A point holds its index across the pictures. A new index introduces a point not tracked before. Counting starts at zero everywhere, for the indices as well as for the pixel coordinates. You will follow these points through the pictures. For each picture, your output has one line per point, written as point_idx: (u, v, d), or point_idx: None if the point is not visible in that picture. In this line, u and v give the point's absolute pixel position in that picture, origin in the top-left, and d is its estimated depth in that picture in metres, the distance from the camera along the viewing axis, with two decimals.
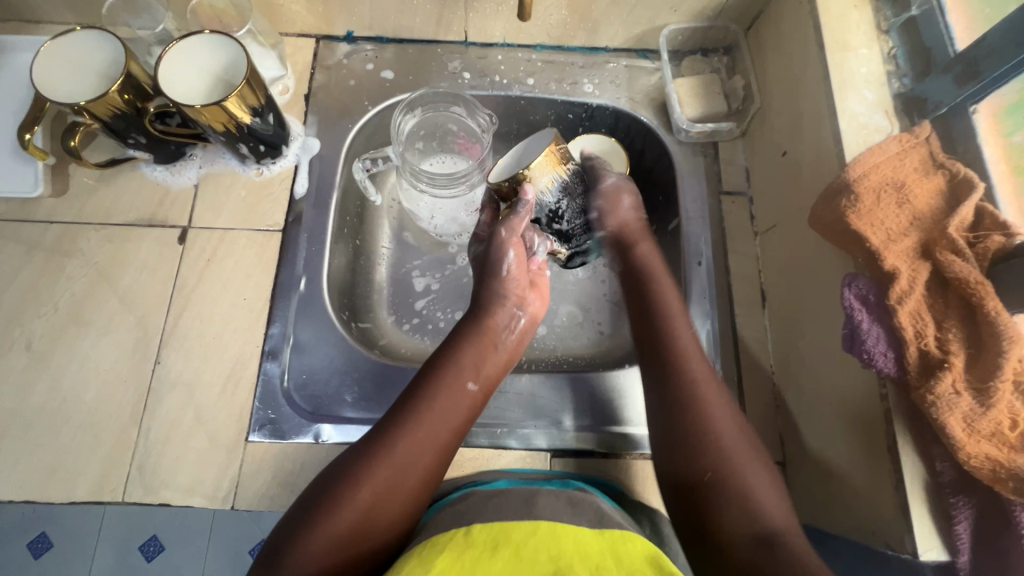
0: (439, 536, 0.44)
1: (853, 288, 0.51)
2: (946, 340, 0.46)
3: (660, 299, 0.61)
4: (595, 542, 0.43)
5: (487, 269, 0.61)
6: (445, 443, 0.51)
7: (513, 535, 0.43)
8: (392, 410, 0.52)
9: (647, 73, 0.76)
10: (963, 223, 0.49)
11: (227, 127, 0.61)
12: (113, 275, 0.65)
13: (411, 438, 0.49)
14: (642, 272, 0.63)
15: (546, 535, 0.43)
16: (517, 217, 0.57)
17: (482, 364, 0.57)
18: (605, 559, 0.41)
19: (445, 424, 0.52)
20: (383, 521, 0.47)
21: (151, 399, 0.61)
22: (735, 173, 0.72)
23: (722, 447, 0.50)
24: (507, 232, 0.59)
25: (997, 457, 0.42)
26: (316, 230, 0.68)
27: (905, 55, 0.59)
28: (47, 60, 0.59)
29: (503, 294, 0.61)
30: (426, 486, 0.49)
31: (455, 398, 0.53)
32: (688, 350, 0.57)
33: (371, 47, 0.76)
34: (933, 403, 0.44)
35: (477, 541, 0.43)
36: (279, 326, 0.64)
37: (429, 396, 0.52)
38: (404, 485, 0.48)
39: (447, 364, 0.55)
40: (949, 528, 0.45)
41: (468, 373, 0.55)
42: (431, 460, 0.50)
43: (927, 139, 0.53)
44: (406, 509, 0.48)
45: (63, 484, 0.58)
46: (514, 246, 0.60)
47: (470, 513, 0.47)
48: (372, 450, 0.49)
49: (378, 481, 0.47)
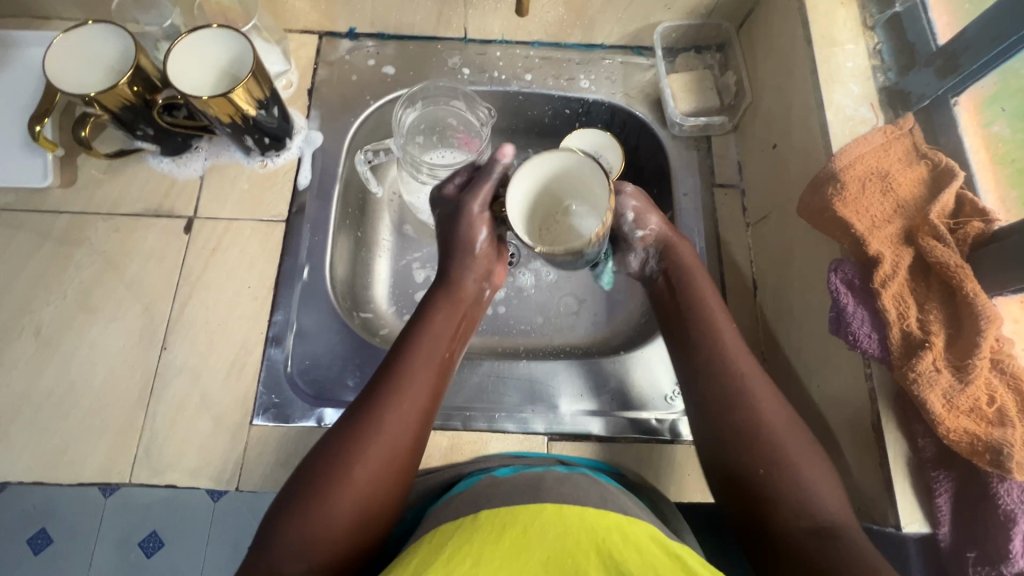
0: (446, 528, 0.43)
1: (839, 272, 0.52)
2: (927, 321, 0.48)
3: (689, 285, 0.58)
4: (601, 519, 0.42)
5: (455, 248, 0.59)
6: (426, 412, 0.53)
7: (518, 514, 0.42)
8: (369, 387, 0.52)
9: (642, 70, 0.78)
10: (945, 210, 0.51)
11: (233, 119, 0.63)
12: (121, 264, 0.67)
13: (397, 414, 0.50)
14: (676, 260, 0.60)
15: (552, 515, 0.42)
16: (484, 180, 0.57)
17: (452, 332, 0.58)
18: (612, 538, 0.40)
19: (423, 393, 0.53)
20: (382, 498, 0.48)
21: (157, 384, 0.62)
22: (728, 166, 0.74)
23: (766, 433, 0.49)
24: (478, 206, 0.58)
25: (974, 431, 0.44)
26: (319, 221, 0.70)
27: (889, 51, 0.61)
28: (58, 53, 0.61)
29: (471, 267, 0.60)
30: (414, 457, 0.51)
31: (431, 367, 0.54)
32: (724, 335, 0.55)
33: (373, 43, 0.78)
34: (914, 380, 0.46)
35: (483, 524, 0.41)
36: (282, 313, 0.66)
37: (407, 369, 0.53)
38: (394, 459, 0.49)
39: (422, 336, 0.56)
40: (931, 501, 0.47)
41: (441, 342, 0.56)
42: (416, 429, 0.51)
43: (911, 131, 0.55)
44: (399, 482, 0.49)
45: (72, 466, 0.59)
46: (485, 225, 0.59)
47: (477, 501, 0.47)
48: (360, 428, 0.49)
49: (371, 458, 0.48)
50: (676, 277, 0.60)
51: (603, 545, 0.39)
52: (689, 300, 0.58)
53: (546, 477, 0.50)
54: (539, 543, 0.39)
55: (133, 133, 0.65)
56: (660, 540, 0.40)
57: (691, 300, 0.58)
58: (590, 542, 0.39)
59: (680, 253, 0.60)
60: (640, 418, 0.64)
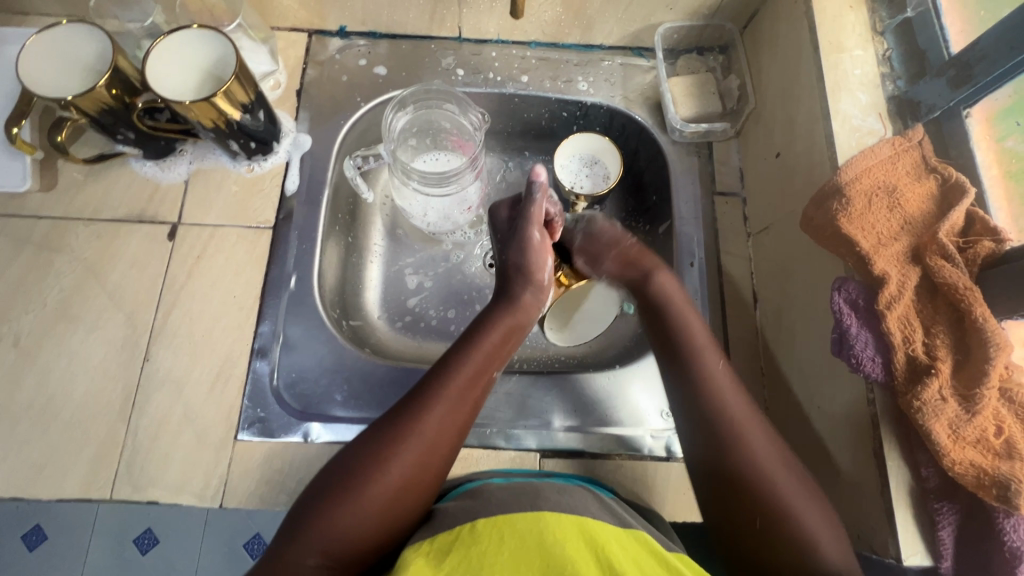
0: (443, 539, 0.41)
1: (843, 292, 0.50)
2: (934, 346, 0.46)
3: (677, 317, 0.56)
4: (600, 529, 0.41)
5: (520, 271, 0.60)
6: (467, 427, 0.51)
7: (516, 522, 0.40)
8: (415, 388, 0.51)
9: (642, 72, 0.76)
10: (954, 228, 0.49)
11: (216, 123, 0.61)
12: (102, 271, 0.65)
13: (441, 423, 0.48)
14: (654, 294, 0.58)
15: (549, 523, 0.40)
16: (533, 203, 0.60)
17: (502, 346, 0.56)
18: (612, 546, 0.39)
19: (470, 405, 0.51)
20: (411, 504, 0.46)
21: (139, 396, 0.61)
22: (729, 174, 0.72)
23: (761, 471, 0.47)
24: (538, 234, 0.60)
25: (981, 465, 0.42)
26: (307, 228, 0.68)
27: (899, 58, 0.58)
28: (33, 54, 0.58)
29: (526, 281, 0.60)
30: (446, 470, 0.49)
31: (479, 380, 0.52)
32: (718, 377, 0.52)
33: (364, 42, 0.75)
34: (919, 409, 0.44)
35: (481, 535, 0.39)
36: (269, 324, 0.64)
37: (454, 377, 0.51)
38: (431, 469, 0.48)
39: (473, 346, 0.54)
40: (933, 533, 0.45)
41: (490, 355, 0.54)
42: (454, 441, 0.50)
43: (920, 143, 0.53)
44: (429, 493, 0.48)
45: (51, 481, 0.58)
46: (547, 253, 0.61)
47: (471, 510, 0.45)
48: (400, 428, 0.48)
49: (409, 463, 0.47)
50: (656, 307, 0.57)
51: (603, 550, 0.38)
52: (679, 338, 0.54)
53: (542, 486, 0.49)
54: (542, 554, 0.37)
55: (114, 137, 0.63)
56: (658, 550, 0.40)
57: (683, 341, 0.54)
58: (589, 547, 0.38)
59: (658, 284, 0.58)
60: (636, 434, 0.63)
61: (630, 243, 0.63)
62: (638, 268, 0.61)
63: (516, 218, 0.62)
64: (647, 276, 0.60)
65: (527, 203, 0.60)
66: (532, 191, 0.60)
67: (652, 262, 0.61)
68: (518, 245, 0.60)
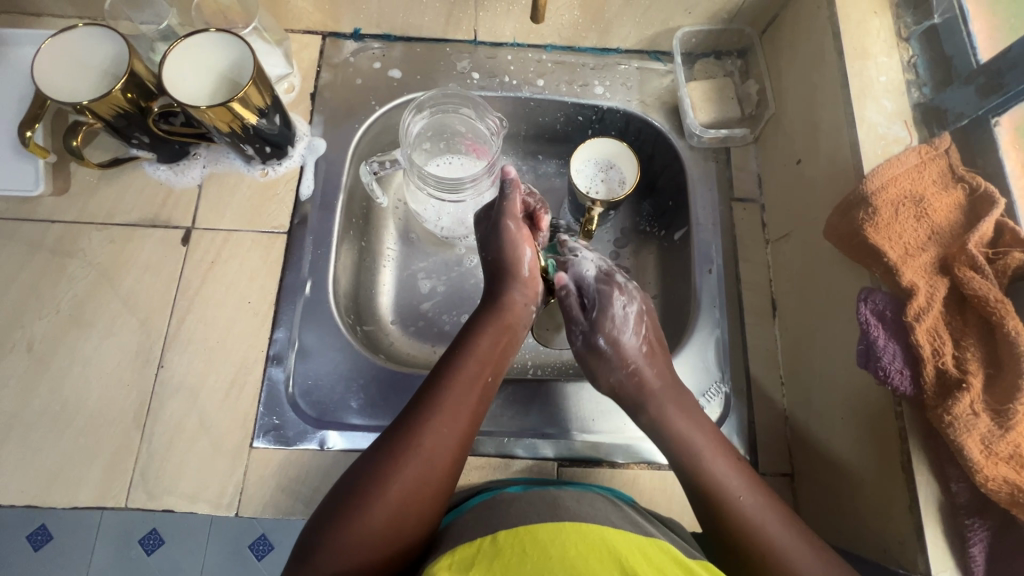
0: (464, 551, 0.39)
1: (869, 303, 0.49)
2: (964, 359, 0.45)
3: (677, 434, 0.54)
4: (623, 540, 0.39)
5: (501, 266, 0.61)
6: (467, 434, 0.51)
7: (538, 533, 0.39)
8: (411, 403, 0.51)
9: (659, 76, 0.75)
10: (983, 239, 0.48)
11: (232, 128, 0.60)
12: (116, 276, 0.64)
13: (437, 434, 0.49)
14: (650, 423, 0.56)
15: (571, 534, 0.39)
16: (506, 198, 0.62)
17: (497, 354, 0.56)
18: (635, 556, 0.38)
19: (466, 412, 0.51)
20: (416, 513, 0.46)
21: (154, 404, 0.60)
22: (747, 179, 0.71)
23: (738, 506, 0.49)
24: (515, 225, 0.61)
25: (1015, 481, 0.42)
26: (322, 233, 0.67)
27: (925, 65, 0.57)
28: (47, 57, 0.57)
29: (508, 278, 0.61)
30: (451, 479, 0.49)
31: (473, 389, 0.53)
32: (673, 418, 0.55)
33: (379, 45, 0.75)
34: (950, 424, 0.44)
35: (503, 547, 0.38)
36: (284, 330, 0.64)
37: (448, 388, 0.52)
38: (434, 477, 0.48)
39: (465, 355, 0.55)
40: (964, 549, 0.45)
41: (484, 363, 0.55)
42: (454, 450, 0.50)
43: (947, 152, 0.52)
44: (435, 502, 0.48)
45: (65, 489, 0.57)
46: (528, 245, 0.62)
47: (493, 518, 0.45)
48: (398, 444, 0.48)
49: (408, 477, 0.47)
50: (656, 431, 0.56)
51: (627, 561, 0.37)
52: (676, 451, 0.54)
53: (561, 495, 0.48)
54: (565, 563, 0.36)
55: (128, 141, 0.63)
56: (683, 560, 0.39)
57: (681, 456, 0.53)
58: (614, 560, 0.37)
59: (652, 414, 0.56)
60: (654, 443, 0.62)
61: (628, 365, 0.58)
62: (636, 393, 0.57)
63: (493, 214, 0.64)
64: (641, 404, 0.57)
65: (502, 201, 0.62)
66: (505, 188, 0.62)
67: (653, 388, 0.57)
68: (495, 241, 0.61)
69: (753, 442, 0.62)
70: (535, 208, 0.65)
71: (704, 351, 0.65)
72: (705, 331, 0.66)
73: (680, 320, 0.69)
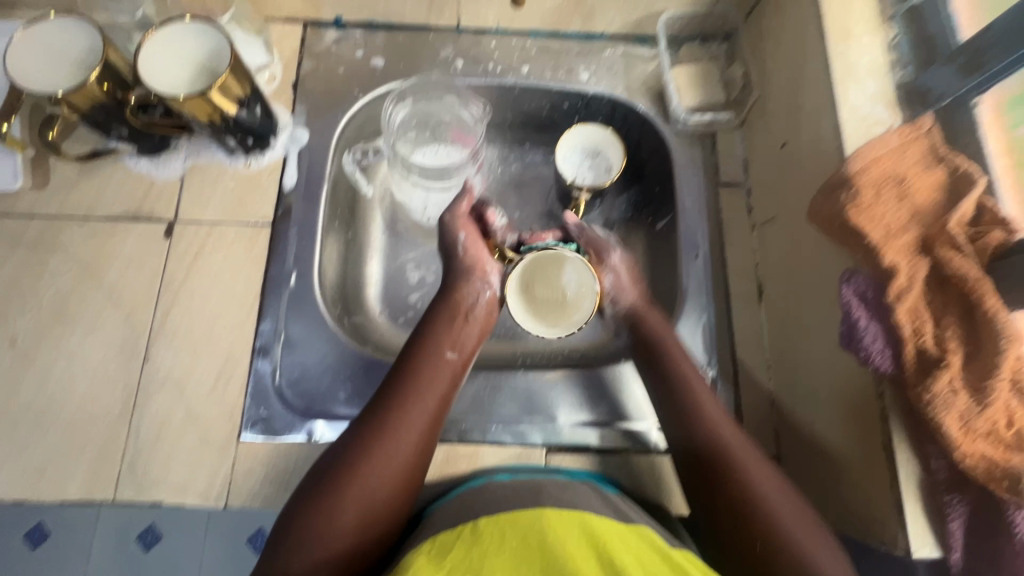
0: (444, 537, 0.39)
1: (851, 285, 0.50)
2: (944, 338, 0.45)
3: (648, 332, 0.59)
4: (602, 523, 0.39)
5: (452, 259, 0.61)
6: (435, 417, 0.51)
7: (518, 522, 0.39)
8: (376, 396, 0.51)
9: (644, 61, 0.75)
10: (964, 218, 0.48)
11: (212, 118, 0.59)
12: (98, 271, 0.64)
13: (404, 418, 0.49)
14: (650, 333, 0.60)
15: (552, 522, 0.39)
16: (456, 202, 0.64)
17: (457, 335, 0.56)
18: (612, 541, 0.37)
19: (433, 396, 0.51)
20: (389, 497, 0.46)
21: (140, 397, 0.60)
22: (733, 164, 0.71)
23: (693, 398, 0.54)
24: (454, 212, 0.63)
25: (992, 456, 0.42)
26: (306, 224, 0.66)
27: (908, 45, 0.57)
28: (21, 49, 0.57)
29: (466, 271, 0.60)
30: (422, 460, 0.49)
31: (437, 374, 0.53)
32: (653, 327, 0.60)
33: (361, 33, 0.74)
34: (929, 402, 0.44)
35: (483, 535, 0.38)
36: (269, 322, 0.63)
37: (411, 378, 0.52)
38: (404, 455, 0.48)
39: (424, 341, 0.55)
40: (943, 525, 0.45)
41: (444, 343, 0.55)
42: (425, 431, 0.50)
43: (930, 132, 0.52)
44: (408, 483, 0.48)
45: (54, 484, 0.57)
46: (465, 228, 0.62)
47: (473, 509, 0.45)
48: (366, 435, 0.48)
49: (378, 463, 0.47)
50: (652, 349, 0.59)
51: (604, 545, 0.37)
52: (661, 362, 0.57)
53: (546, 483, 0.48)
54: (544, 554, 0.36)
55: (108, 134, 0.62)
56: (663, 549, 0.38)
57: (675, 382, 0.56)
58: (592, 546, 0.37)
59: (652, 326, 0.60)
60: (642, 428, 0.62)
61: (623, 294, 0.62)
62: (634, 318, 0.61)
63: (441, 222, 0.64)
64: (642, 320, 0.60)
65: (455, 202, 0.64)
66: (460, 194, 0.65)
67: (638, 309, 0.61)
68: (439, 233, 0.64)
69: (740, 426, 0.62)
70: (484, 207, 0.65)
71: (692, 336, 0.65)
72: (691, 317, 0.66)
73: (667, 306, 0.69)
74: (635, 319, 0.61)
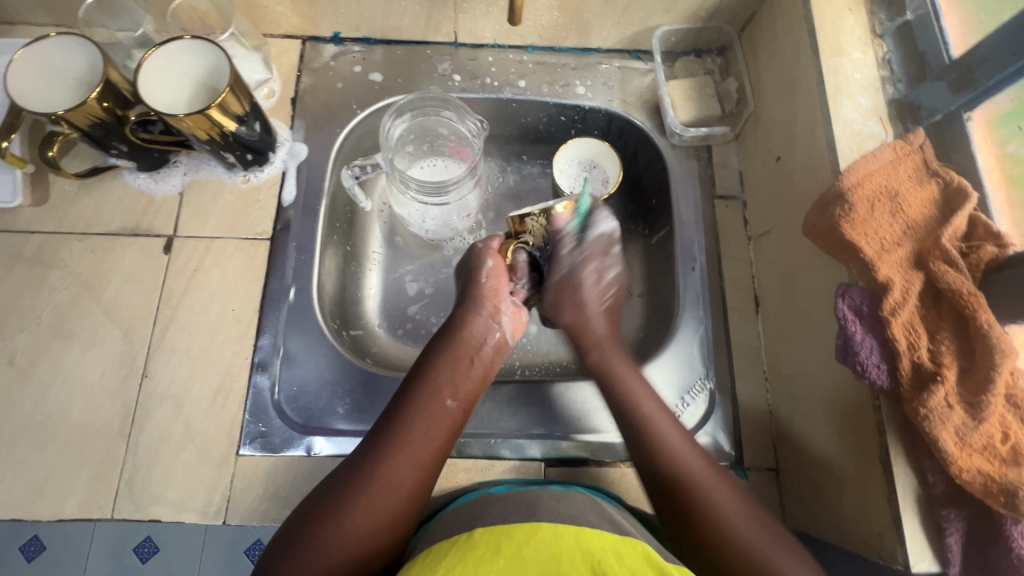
0: (440, 548, 0.40)
1: (846, 299, 0.50)
2: (939, 352, 0.46)
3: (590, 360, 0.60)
4: (597, 539, 0.39)
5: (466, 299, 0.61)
6: (428, 465, 0.50)
7: (514, 534, 0.39)
8: (369, 438, 0.50)
9: (639, 75, 0.76)
10: (957, 232, 0.48)
11: (211, 135, 0.60)
12: (96, 286, 0.64)
13: (394, 465, 0.48)
14: (591, 366, 0.59)
15: (547, 535, 0.39)
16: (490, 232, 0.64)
17: (458, 378, 0.55)
18: (607, 557, 0.37)
19: (427, 444, 0.51)
20: (372, 548, 0.45)
21: (139, 413, 0.60)
22: (729, 177, 0.72)
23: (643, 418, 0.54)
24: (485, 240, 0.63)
25: (989, 471, 0.43)
26: (305, 239, 0.67)
27: (899, 61, 0.58)
28: (20, 69, 0.57)
29: (478, 307, 0.60)
30: (413, 508, 0.48)
31: (433, 421, 0.52)
32: (601, 351, 0.60)
33: (359, 48, 0.74)
34: (925, 416, 0.44)
35: (478, 544, 0.38)
36: (269, 337, 0.64)
37: (406, 422, 0.51)
38: (389, 511, 0.47)
39: (424, 383, 0.54)
40: (940, 540, 0.46)
41: (445, 389, 0.54)
42: (416, 478, 0.49)
43: (922, 147, 0.52)
44: (394, 532, 0.47)
45: (52, 501, 0.57)
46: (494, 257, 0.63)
47: (470, 520, 0.45)
48: (354, 481, 0.47)
49: (362, 512, 0.46)
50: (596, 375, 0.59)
51: (598, 562, 0.36)
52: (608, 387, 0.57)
53: (542, 496, 0.48)
54: (538, 564, 0.36)
55: (108, 150, 0.63)
56: (658, 562, 0.37)
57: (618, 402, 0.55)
58: (585, 562, 0.36)
59: (595, 355, 0.60)
60: None
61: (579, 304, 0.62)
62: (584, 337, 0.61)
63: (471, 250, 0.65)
64: (586, 346, 0.60)
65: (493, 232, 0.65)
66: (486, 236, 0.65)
67: (594, 329, 0.61)
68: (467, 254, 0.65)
69: (738, 437, 0.63)
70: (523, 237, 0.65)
71: (689, 348, 0.65)
72: (689, 330, 0.66)
73: (665, 318, 0.70)
74: (579, 334, 0.61)
